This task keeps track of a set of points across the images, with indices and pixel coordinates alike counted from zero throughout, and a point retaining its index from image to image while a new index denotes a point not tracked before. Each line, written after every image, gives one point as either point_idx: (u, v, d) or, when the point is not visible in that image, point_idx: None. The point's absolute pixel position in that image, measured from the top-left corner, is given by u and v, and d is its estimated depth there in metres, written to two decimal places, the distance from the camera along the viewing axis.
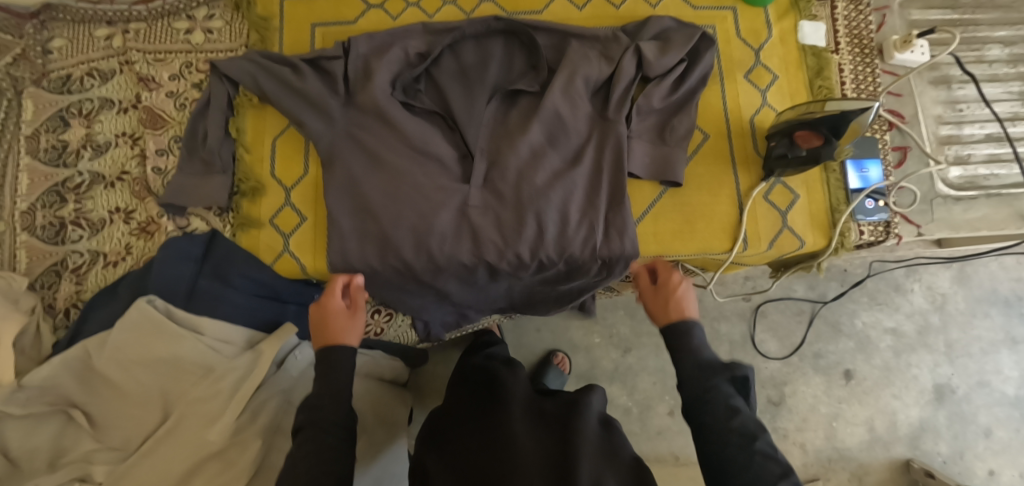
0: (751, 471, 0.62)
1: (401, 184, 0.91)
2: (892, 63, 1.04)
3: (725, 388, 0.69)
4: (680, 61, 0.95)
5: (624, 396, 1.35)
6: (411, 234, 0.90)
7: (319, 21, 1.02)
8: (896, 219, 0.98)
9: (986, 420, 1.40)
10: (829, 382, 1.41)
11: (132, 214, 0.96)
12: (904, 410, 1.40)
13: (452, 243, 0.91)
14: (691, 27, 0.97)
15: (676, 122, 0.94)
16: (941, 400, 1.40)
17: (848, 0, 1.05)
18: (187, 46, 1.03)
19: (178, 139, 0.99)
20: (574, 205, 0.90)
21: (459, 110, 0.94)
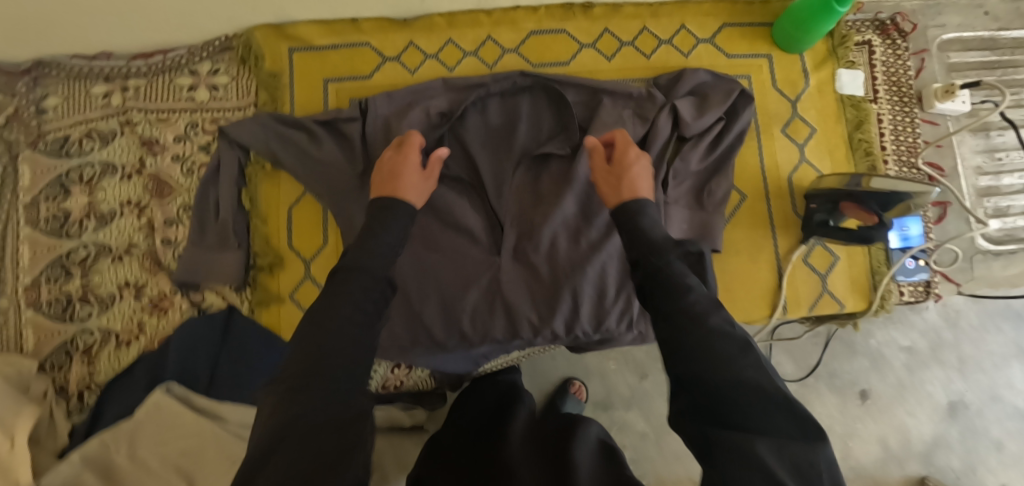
0: (715, 344, 0.51)
1: (431, 259, 0.88)
2: (933, 112, 1.00)
3: (678, 265, 0.60)
4: (718, 120, 0.90)
5: (639, 420, 1.15)
6: (441, 312, 0.87)
7: (332, 76, 0.97)
8: (937, 279, 0.95)
9: (998, 433, 1.06)
10: (843, 402, 1.09)
11: (143, 290, 0.92)
12: (918, 428, 1.07)
13: (483, 320, 0.87)
14: (728, 81, 0.92)
15: (713, 185, 0.90)
16: (955, 415, 1.07)
17: (886, 44, 1.00)
18: (191, 104, 0.97)
19: (187, 208, 0.94)
20: (610, 278, 0.87)
21: (488, 178, 0.90)
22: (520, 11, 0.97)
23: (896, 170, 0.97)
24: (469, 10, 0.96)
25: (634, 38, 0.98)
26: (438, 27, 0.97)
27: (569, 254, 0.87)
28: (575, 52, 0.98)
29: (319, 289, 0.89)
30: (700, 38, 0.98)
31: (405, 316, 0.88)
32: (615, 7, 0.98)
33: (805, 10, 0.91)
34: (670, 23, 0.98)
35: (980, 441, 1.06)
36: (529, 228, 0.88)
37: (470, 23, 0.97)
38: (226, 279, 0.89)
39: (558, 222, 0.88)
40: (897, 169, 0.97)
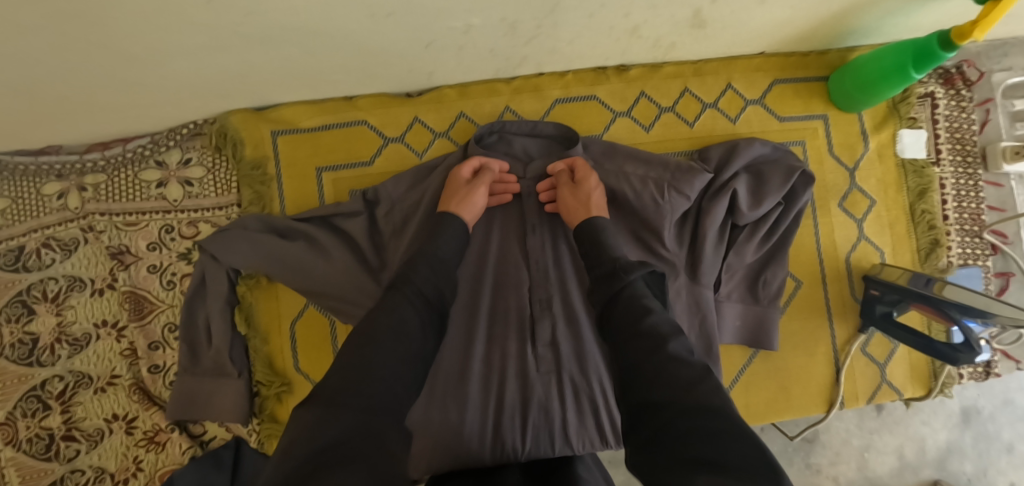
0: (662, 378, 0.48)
1: (465, 369, 0.75)
2: (998, 173, 0.90)
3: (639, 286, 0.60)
4: (776, 205, 0.79)
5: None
6: (489, 431, 0.74)
7: (327, 164, 0.83)
8: (996, 356, 0.89)
9: (1009, 436, 1.11)
10: (860, 416, 1.10)
11: (134, 424, 0.82)
12: (931, 436, 1.11)
13: (541, 429, 0.75)
14: (790, 158, 0.81)
15: (770, 277, 0.81)
16: (968, 422, 1.11)
17: (950, 96, 0.90)
18: (164, 203, 0.84)
19: (174, 327, 0.83)
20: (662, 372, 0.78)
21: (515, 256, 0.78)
22: (543, 77, 0.82)
23: (959, 242, 0.88)
24: (484, 79, 0.81)
25: (675, 103, 0.84)
26: (447, 99, 0.82)
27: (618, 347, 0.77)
28: (609, 122, 0.84)
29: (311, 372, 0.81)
30: (748, 99, 0.86)
31: (447, 445, 0.73)
32: (654, 67, 0.83)
33: (873, 71, 0.79)
34: (716, 82, 0.85)
35: (992, 445, 1.11)
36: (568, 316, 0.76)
37: (485, 93, 0.82)
38: (226, 413, 0.78)
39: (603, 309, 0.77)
40: (960, 239, 0.88)
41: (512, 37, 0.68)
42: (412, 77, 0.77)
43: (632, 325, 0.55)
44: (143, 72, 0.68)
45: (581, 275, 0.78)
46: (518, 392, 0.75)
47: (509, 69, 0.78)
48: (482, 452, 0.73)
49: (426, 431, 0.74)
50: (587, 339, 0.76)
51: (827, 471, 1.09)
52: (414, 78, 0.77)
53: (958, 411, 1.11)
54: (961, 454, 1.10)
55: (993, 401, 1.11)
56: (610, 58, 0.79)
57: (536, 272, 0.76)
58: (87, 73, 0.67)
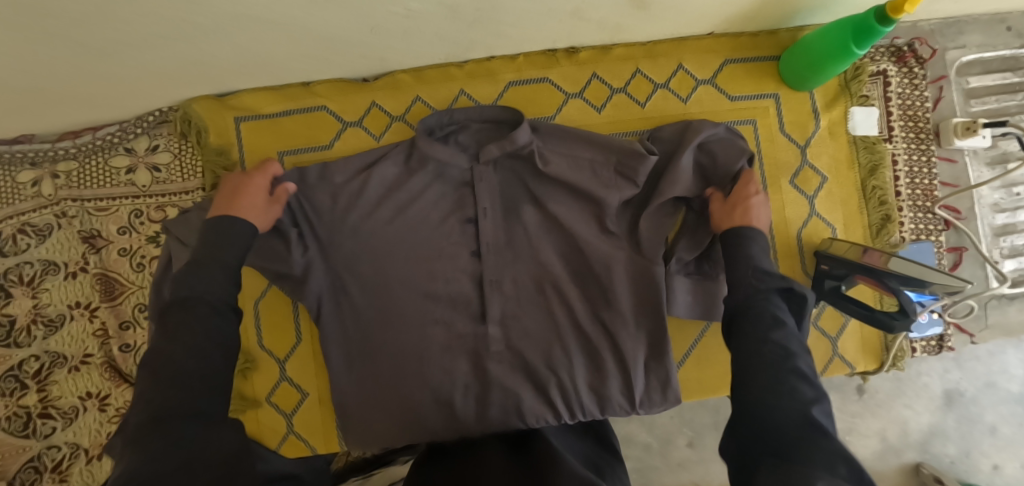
0: (784, 391, 0.50)
1: (424, 348, 0.78)
2: (951, 149, 0.91)
3: (774, 301, 0.60)
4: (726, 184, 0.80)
5: (642, 432, 1.12)
6: (448, 407, 0.77)
7: (287, 149, 0.86)
8: (950, 330, 0.90)
9: (991, 418, 1.13)
10: (842, 399, 1.12)
11: (107, 401, 0.85)
12: (914, 418, 1.13)
13: (499, 406, 0.77)
14: (738, 137, 0.83)
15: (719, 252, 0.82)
16: (951, 404, 1.14)
17: (903, 73, 0.91)
18: (133, 189, 0.87)
19: (143, 307, 0.86)
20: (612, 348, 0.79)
21: (467, 237, 0.79)
22: (495, 61, 0.84)
23: (911, 217, 0.90)
24: (438, 63, 0.83)
25: (625, 84, 0.87)
26: (404, 85, 0.84)
27: (571, 322, 0.79)
28: (561, 104, 0.87)
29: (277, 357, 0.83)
30: (699, 79, 0.87)
31: (410, 422, 0.77)
32: (604, 49, 0.85)
33: (818, 48, 0.80)
34: (667, 64, 0.87)
35: (974, 426, 1.13)
36: (513, 295, 0.80)
37: (441, 77, 0.84)
38: None
39: (556, 287, 0.80)
40: (912, 215, 0.90)
41: (455, 20, 0.70)
42: (365, 63, 0.80)
43: (757, 328, 0.57)
44: (98, 62, 0.70)
45: (534, 256, 0.80)
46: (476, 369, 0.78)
47: (460, 53, 0.81)
48: (447, 429, 0.77)
49: (390, 406, 0.78)
50: (540, 316, 0.80)
51: None
52: (367, 63, 0.80)
53: (940, 394, 1.13)
54: (943, 436, 1.13)
55: (974, 383, 1.13)
56: (558, 40, 0.81)
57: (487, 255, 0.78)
58: (48, 65, 0.69)
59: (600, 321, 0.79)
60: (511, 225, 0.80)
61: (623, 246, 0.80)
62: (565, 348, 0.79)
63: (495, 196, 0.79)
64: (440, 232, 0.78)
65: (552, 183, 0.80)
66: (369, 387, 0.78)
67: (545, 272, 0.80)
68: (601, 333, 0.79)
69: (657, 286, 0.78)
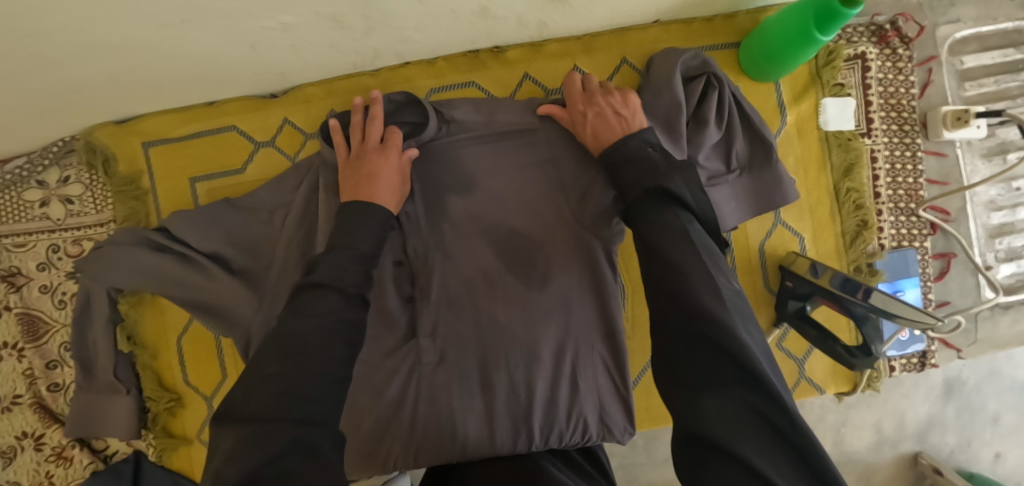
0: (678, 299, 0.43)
1: (372, 380, 0.72)
2: (940, 141, 0.81)
3: (656, 205, 0.50)
4: (703, 128, 0.73)
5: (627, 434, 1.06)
6: (409, 442, 0.71)
7: (199, 173, 0.80)
8: (935, 345, 0.82)
9: (994, 407, 1.09)
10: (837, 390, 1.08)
11: (42, 440, 0.83)
12: (912, 410, 1.09)
13: (456, 434, 0.70)
14: (706, 99, 0.73)
15: (731, 177, 0.75)
16: (951, 394, 1.09)
17: (885, 56, 0.80)
18: (48, 223, 0.83)
19: (69, 346, 0.83)
20: (572, 353, 0.72)
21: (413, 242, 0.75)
22: (412, 68, 0.76)
23: (892, 222, 0.80)
24: (349, 74, 0.76)
25: (561, 84, 0.78)
26: (316, 98, 0.78)
27: (522, 338, 0.71)
28: None
29: (206, 397, 0.80)
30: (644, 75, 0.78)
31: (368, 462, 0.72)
32: (534, 47, 0.77)
33: (778, 39, 0.69)
34: (608, 58, 0.78)
35: (976, 416, 1.09)
36: (457, 304, 0.73)
37: (354, 88, 0.77)
38: (118, 429, 0.78)
39: (501, 303, 0.72)
40: (892, 219, 0.80)
41: (344, 30, 0.64)
42: (265, 77, 0.73)
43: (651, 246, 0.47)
44: None
45: (473, 273, 0.74)
46: (426, 397, 0.71)
47: (369, 62, 0.74)
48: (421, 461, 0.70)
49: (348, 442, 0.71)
50: (485, 322, 0.72)
51: None
52: (268, 78, 0.73)
53: (941, 384, 1.08)
54: (942, 426, 1.09)
55: (977, 372, 1.08)
56: (477, 40, 0.73)
57: (420, 267, 0.74)
58: None
59: (551, 331, 0.72)
60: (448, 241, 0.75)
61: (567, 250, 0.73)
62: (521, 360, 0.71)
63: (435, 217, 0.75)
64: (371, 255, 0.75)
65: (474, 189, 0.76)
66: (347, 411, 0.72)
67: (492, 285, 0.73)
68: (556, 350, 0.72)
69: (604, 291, 0.73)
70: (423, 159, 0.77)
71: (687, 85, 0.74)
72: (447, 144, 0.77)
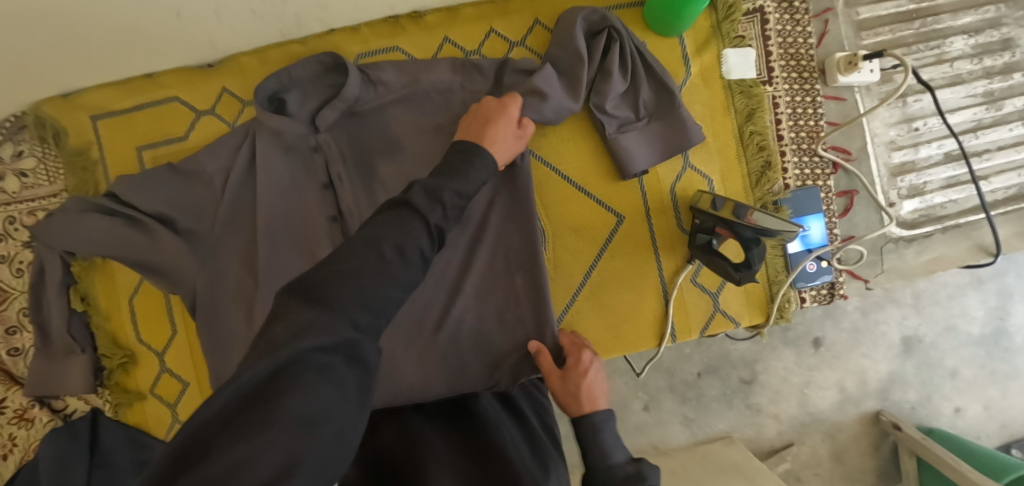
0: None
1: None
2: (837, 86, 0.87)
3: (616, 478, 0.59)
4: (608, 80, 0.79)
5: None
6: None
7: (145, 142, 0.85)
8: (844, 278, 0.88)
9: (951, 362, 1.15)
10: (798, 354, 1.14)
11: (3, 403, 0.87)
12: (873, 368, 1.15)
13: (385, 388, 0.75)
14: (609, 54, 0.79)
15: (639, 126, 0.81)
16: (910, 351, 1.15)
17: (782, 9, 0.86)
18: (4, 196, 0.87)
19: (27, 311, 0.87)
20: (494, 297, 0.78)
21: (347, 200, 0.80)
22: (338, 35, 0.82)
23: (797, 162, 0.85)
24: (278, 42, 0.82)
25: (479, 45, 0.83)
26: (249, 67, 0.83)
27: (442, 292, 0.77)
28: None
29: (158, 353, 0.85)
30: None
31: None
32: (451, 12, 0.83)
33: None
34: (521, 20, 0.83)
35: (935, 372, 1.15)
36: None
37: (285, 55, 0.83)
38: (74, 388, 0.82)
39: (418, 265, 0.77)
40: (796, 160, 0.85)
41: None
42: (198, 46, 0.79)
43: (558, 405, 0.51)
44: None
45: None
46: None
47: (296, 30, 0.80)
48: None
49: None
50: None
51: (768, 408, 1.14)
52: (201, 47, 0.79)
53: (898, 343, 1.14)
54: (903, 383, 1.15)
55: (933, 329, 1.14)
56: (393, 5, 0.79)
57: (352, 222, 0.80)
58: None
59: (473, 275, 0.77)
60: (376, 203, 0.81)
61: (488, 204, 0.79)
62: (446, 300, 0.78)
63: (365, 175, 0.82)
64: (310, 223, 0.81)
65: (402, 150, 0.82)
66: None
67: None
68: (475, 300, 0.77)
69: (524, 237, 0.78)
70: (353, 120, 0.82)
71: (592, 38, 0.80)
72: (374, 105, 0.82)
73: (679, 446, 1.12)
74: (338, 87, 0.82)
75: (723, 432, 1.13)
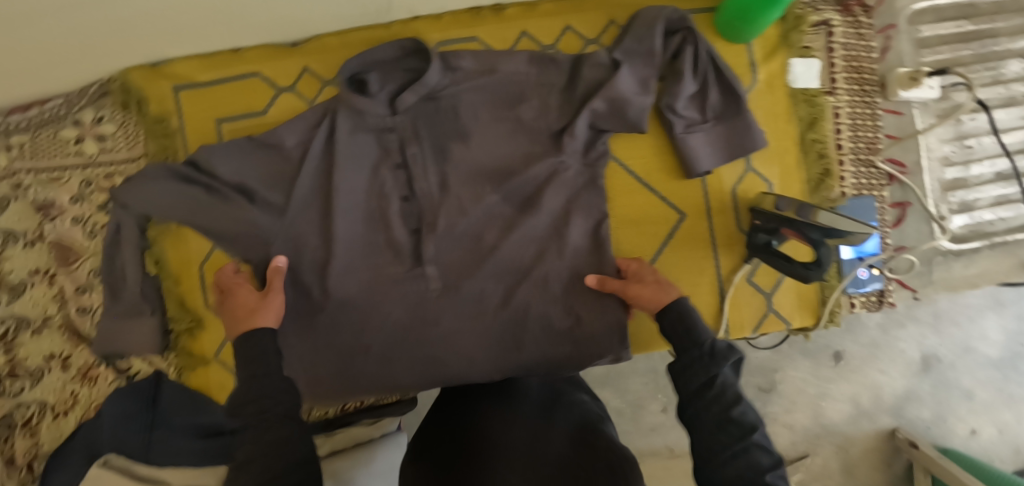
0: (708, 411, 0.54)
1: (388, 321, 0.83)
2: (897, 100, 0.89)
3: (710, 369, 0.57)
4: (680, 80, 0.81)
5: (614, 398, 1.17)
6: (412, 369, 0.84)
7: (224, 115, 0.87)
8: (891, 286, 0.90)
9: (968, 383, 1.18)
10: (817, 365, 1.16)
11: (69, 361, 0.90)
12: (890, 384, 1.17)
13: (453, 370, 0.82)
14: (682, 55, 0.82)
15: (707, 126, 0.84)
16: (928, 370, 1.18)
17: (847, 24, 0.88)
18: (81, 159, 0.90)
19: (97, 273, 0.90)
20: (558, 280, 0.83)
21: (418, 180, 0.82)
22: (420, 21, 0.85)
23: (855, 172, 0.88)
24: (362, 25, 0.85)
25: (555, 40, 0.86)
26: (331, 48, 0.86)
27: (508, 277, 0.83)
28: None
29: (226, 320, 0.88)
30: None
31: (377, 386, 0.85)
32: (530, 6, 0.86)
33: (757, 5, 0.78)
34: (597, 18, 0.86)
35: (951, 391, 1.18)
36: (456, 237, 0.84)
37: (367, 38, 0.86)
38: (141, 347, 0.85)
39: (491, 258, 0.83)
40: (854, 170, 0.88)
41: None
42: (288, 24, 0.82)
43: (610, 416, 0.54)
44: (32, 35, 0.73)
45: (464, 212, 0.83)
46: (425, 335, 0.83)
47: (382, 13, 0.83)
48: (427, 379, 0.82)
49: (337, 388, 0.86)
50: (485, 249, 0.83)
51: (782, 417, 1.16)
52: (290, 25, 0.82)
53: (917, 360, 1.17)
54: (918, 401, 1.17)
55: (952, 349, 1.17)
56: None
57: (424, 202, 0.83)
58: None
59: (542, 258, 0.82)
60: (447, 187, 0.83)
61: (557, 192, 0.83)
62: (512, 279, 0.83)
63: (438, 158, 0.84)
64: (380, 204, 0.84)
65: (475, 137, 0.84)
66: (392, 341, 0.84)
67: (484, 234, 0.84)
68: (542, 286, 0.83)
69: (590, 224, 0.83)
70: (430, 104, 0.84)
71: (668, 39, 0.83)
72: (451, 91, 0.84)
73: None
74: (416, 72, 0.85)
75: None
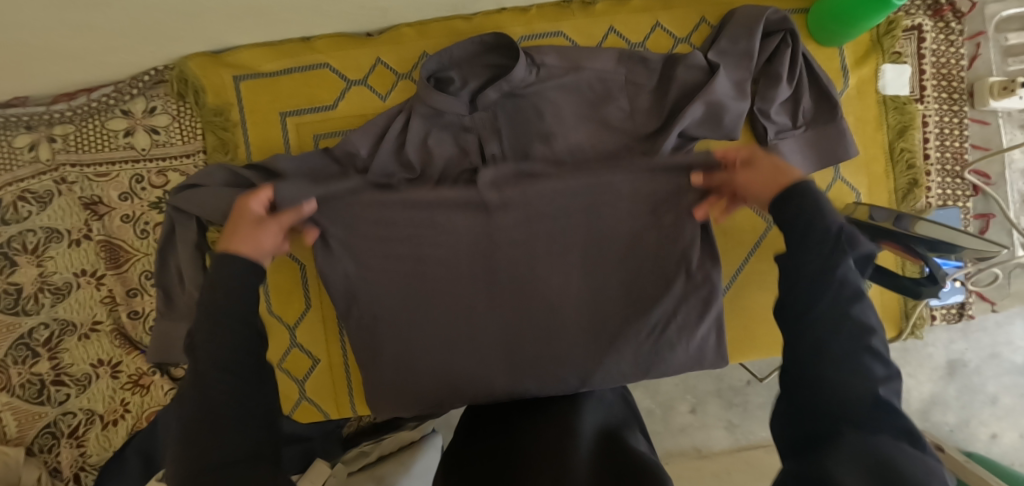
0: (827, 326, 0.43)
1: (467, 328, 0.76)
2: (984, 110, 0.88)
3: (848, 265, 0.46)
4: (775, 83, 0.78)
5: (645, 399, 1.14)
6: (492, 364, 0.75)
7: (289, 108, 0.82)
8: (971, 298, 0.90)
9: (993, 389, 1.10)
10: None
11: (118, 368, 0.85)
12: (916, 388, 1.11)
13: (536, 363, 0.75)
14: (779, 57, 0.79)
15: (800, 131, 0.81)
16: (952, 374, 1.10)
17: (937, 29, 0.86)
18: (132, 152, 0.84)
19: (150, 275, 0.85)
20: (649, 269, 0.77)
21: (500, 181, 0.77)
22: (505, 14, 0.81)
23: (939, 183, 0.87)
24: (442, 16, 0.80)
25: (644, 38, 0.83)
26: (406, 39, 0.81)
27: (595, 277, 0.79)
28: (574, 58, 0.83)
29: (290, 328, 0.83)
30: None
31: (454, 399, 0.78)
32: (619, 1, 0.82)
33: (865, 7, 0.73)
34: (687, 16, 0.83)
35: (975, 397, 1.10)
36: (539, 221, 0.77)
37: (445, 30, 0.81)
38: None
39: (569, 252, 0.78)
40: (939, 180, 0.87)
41: None
42: (367, 14, 0.77)
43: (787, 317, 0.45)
44: (105, 20, 0.67)
45: (546, 210, 0.77)
46: (504, 327, 0.76)
47: (467, 5, 0.78)
48: (507, 378, 0.75)
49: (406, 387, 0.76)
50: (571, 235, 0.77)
51: None
52: (370, 14, 0.77)
53: (943, 365, 1.10)
54: (942, 405, 1.11)
55: (979, 354, 1.09)
56: None
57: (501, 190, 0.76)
58: (44, 23, 0.66)
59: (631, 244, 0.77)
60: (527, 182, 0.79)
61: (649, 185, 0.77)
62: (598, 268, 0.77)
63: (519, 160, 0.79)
64: (447, 208, 0.76)
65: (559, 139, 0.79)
66: (469, 334, 0.76)
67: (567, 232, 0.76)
68: (635, 274, 0.77)
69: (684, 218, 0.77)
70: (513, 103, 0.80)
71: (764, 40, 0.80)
72: (535, 88, 0.79)
73: (721, 451, 1.14)
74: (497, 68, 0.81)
75: (766, 440, 1.15)
